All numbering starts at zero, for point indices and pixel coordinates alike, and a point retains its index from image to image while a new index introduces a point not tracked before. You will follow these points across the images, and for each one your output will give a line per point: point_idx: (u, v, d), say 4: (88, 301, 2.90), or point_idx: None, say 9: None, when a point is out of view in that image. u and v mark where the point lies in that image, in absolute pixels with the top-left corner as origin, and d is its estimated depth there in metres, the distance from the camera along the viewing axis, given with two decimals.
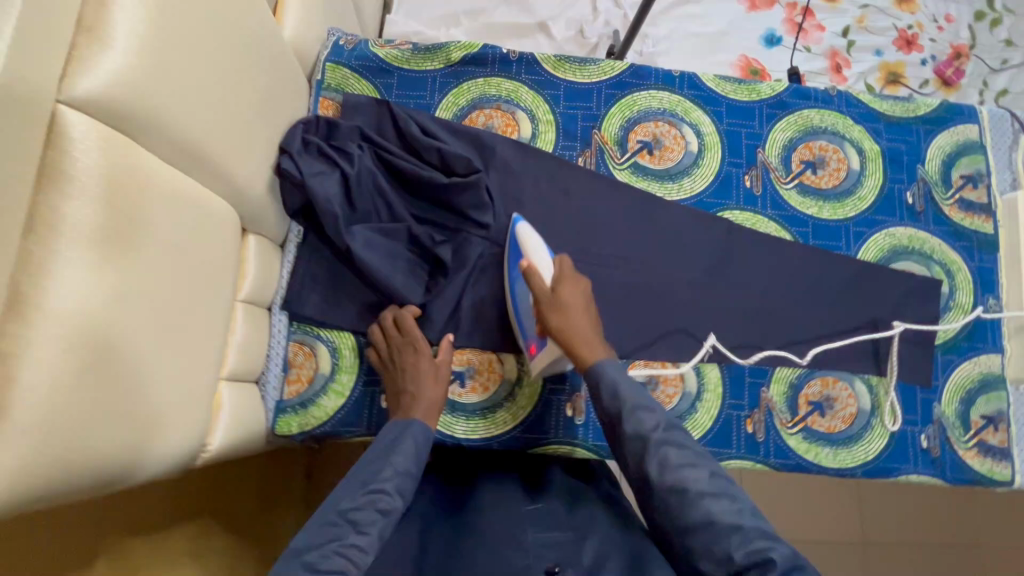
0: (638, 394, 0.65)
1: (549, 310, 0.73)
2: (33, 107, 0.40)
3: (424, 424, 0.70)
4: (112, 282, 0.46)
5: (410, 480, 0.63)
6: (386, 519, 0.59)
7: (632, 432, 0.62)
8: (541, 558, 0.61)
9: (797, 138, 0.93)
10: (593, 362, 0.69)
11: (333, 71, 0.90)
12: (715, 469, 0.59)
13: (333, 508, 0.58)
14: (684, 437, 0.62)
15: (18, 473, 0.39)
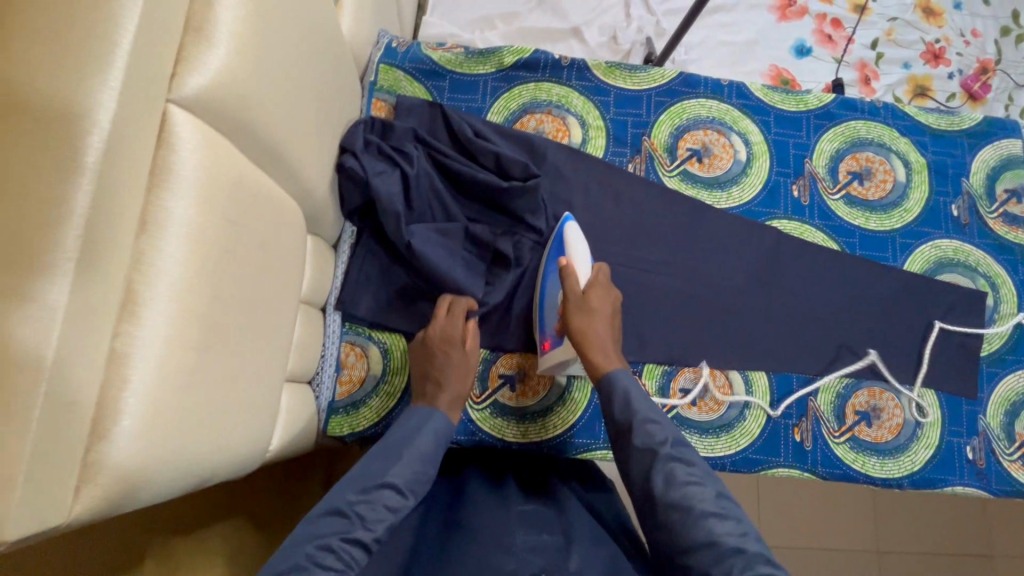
0: (647, 408, 0.65)
1: (573, 312, 0.73)
2: (150, 105, 0.41)
3: (445, 422, 0.68)
4: (208, 285, 0.46)
5: (424, 480, 0.62)
6: (394, 519, 0.57)
7: (642, 444, 0.62)
8: (528, 563, 0.54)
9: (844, 149, 0.94)
10: (605, 371, 0.70)
11: (385, 72, 0.91)
12: (721, 490, 0.58)
13: (345, 496, 0.57)
14: (691, 455, 0.61)
15: (129, 474, 0.39)
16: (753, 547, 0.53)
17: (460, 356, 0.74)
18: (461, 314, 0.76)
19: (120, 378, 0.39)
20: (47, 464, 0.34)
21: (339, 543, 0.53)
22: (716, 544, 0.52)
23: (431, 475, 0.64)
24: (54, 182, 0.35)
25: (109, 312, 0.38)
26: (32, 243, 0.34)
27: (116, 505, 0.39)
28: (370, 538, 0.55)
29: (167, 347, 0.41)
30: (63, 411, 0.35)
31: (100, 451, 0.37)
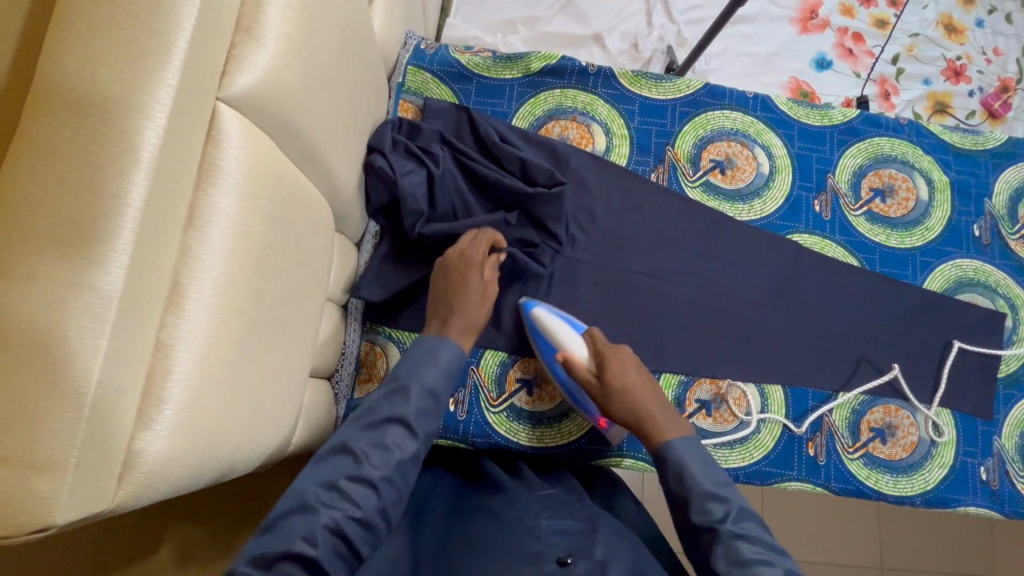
0: (708, 481, 0.63)
1: (607, 401, 0.73)
2: (202, 103, 0.42)
3: (449, 357, 0.67)
4: (249, 280, 0.47)
5: (431, 415, 0.62)
6: (401, 456, 0.58)
7: (701, 521, 0.60)
8: (552, 547, 0.56)
9: (866, 165, 0.94)
10: (662, 441, 0.68)
11: (413, 74, 0.92)
12: (789, 567, 0.56)
13: (352, 436, 0.58)
14: (757, 531, 0.59)
15: (169, 464, 0.39)
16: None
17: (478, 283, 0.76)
18: (485, 242, 0.78)
19: (165, 369, 0.39)
20: (96, 451, 0.35)
21: (345, 481, 0.54)
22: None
23: (438, 413, 0.64)
24: (113, 176, 0.35)
25: (156, 303, 0.39)
26: (92, 235, 0.34)
27: (155, 494, 0.40)
28: (377, 476, 0.55)
29: (208, 340, 0.42)
30: (114, 400, 0.36)
31: (142, 441, 0.38)
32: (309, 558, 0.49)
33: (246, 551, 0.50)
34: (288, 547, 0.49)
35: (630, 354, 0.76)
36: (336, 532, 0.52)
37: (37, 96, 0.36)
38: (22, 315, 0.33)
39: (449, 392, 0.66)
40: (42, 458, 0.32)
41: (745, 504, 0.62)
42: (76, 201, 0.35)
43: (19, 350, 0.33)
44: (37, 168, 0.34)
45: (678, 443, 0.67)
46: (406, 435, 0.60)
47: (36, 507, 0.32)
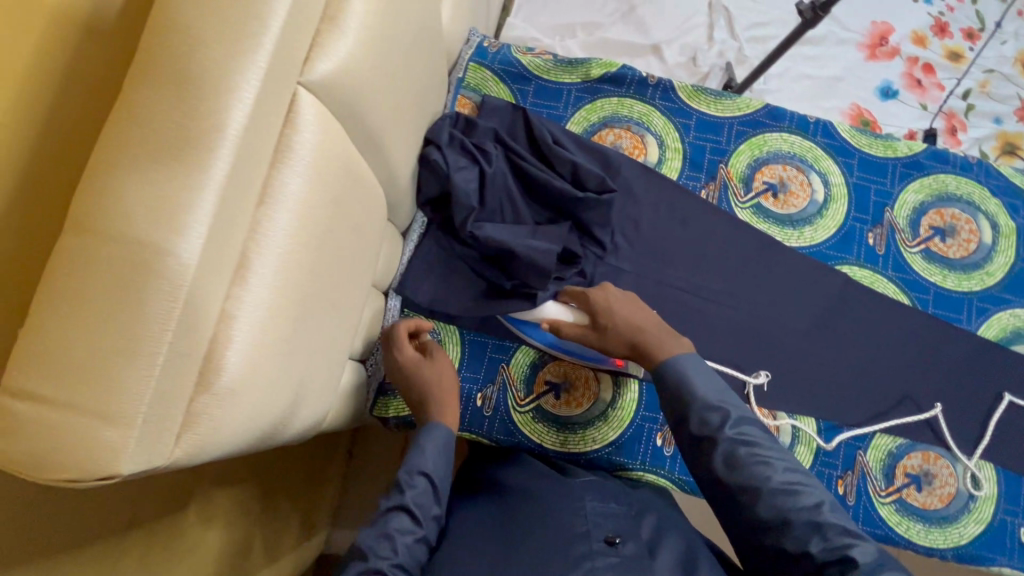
0: (706, 393, 0.61)
1: (603, 342, 0.74)
2: (285, 87, 0.44)
3: (437, 438, 0.68)
4: (308, 259, 0.48)
5: (429, 495, 0.63)
6: (408, 542, 0.58)
7: (699, 432, 0.60)
8: (599, 527, 0.61)
9: (928, 203, 0.91)
10: (660, 361, 0.67)
11: (474, 71, 0.94)
12: (788, 462, 0.56)
13: (358, 537, 0.58)
14: (755, 433, 0.58)
15: (222, 427, 0.42)
16: (830, 515, 0.52)
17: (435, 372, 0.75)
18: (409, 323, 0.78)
19: (227, 336, 0.41)
20: (162, 408, 0.37)
21: None
22: (789, 522, 0.52)
23: (437, 491, 0.64)
24: (202, 150, 0.38)
25: (226, 274, 0.41)
26: (178, 204, 0.36)
27: (206, 454, 0.42)
28: (387, 565, 0.54)
29: (268, 313, 0.44)
30: (182, 362, 0.38)
31: (202, 403, 0.40)
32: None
33: None
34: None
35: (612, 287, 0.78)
36: None
37: (142, 69, 0.38)
38: (110, 274, 0.35)
39: (447, 474, 0.67)
40: (115, 408, 0.34)
41: (742, 407, 0.61)
42: (167, 171, 0.37)
43: (106, 304, 0.35)
44: (136, 139, 0.37)
45: (674, 362, 0.66)
46: (408, 521, 0.59)
47: (104, 455, 0.34)
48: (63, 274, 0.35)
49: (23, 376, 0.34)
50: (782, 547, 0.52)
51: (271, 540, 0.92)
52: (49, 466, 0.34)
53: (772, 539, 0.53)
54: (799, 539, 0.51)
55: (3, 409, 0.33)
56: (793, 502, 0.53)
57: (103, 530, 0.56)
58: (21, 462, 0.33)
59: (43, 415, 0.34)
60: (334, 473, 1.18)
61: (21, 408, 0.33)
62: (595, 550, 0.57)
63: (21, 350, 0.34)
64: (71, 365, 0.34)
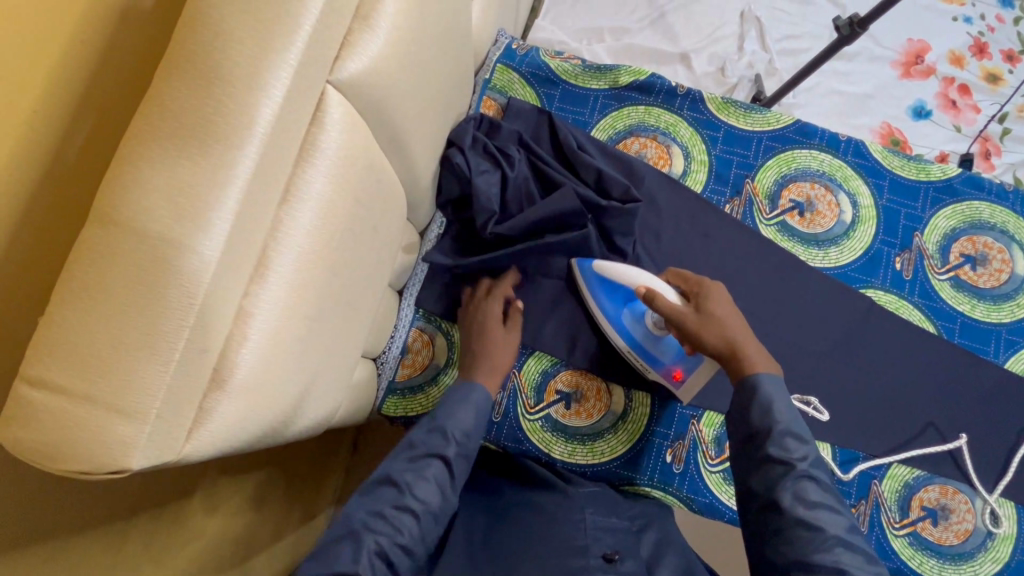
0: (793, 419, 0.61)
1: (701, 330, 0.68)
2: (314, 86, 0.43)
3: (479, 399, 0.68)
4: (326, 258, 0.48)
5: (467, 451, 0.64)
6: (441, 490, 0.60)
7: (776, 454, 0.59)
8: (598, 542, 0.60)
9: (960, 229, 0.88)
10: (749, 374, 0.64)
11: (501, 73, 0.93)
12: (853, 522, 0.55)
13: (392, 468, 0.61)
14: (828, 481, 0.58)
15: (234, 425, 0.42)
16: None
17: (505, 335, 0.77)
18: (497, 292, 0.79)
19: (242, 335, 0.41)
20: (175, 404, 0.37)
21: (387, 508, 0.57)
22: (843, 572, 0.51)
23: (472, 451, 0.65)
24: (227, 147, 0.37)
25: (245, 272, 0.41)
26: (202, 201, 0.36)
27: (218, 450, 0.42)
28: (418, 506, 0.58)
29: (283, 313, 0.44)
30: (197, 358, 0.38)
31: (215, 401, 0.40)
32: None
33: None
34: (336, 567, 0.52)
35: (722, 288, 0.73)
36: (383, 557, 0.54)
37: (173, 63, 0.38)
38: (129, 268, 0.35)
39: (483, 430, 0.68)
40: (129, 404, 0.35)
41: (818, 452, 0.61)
42: (191, 166, 0.37)
43: (124, 298, 0.35)
44: (163, 132, 0.37)
45: (768, 378, 0.64)
46: (443, 471, 0.62)
47: (117, 449, 0.34)
48: (83, 265, 0.35)
49: (40, 366, 0.34)
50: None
51: (274, 532, 0.92)
52: (64, 457, 0.34)
53: None
54: None
55: (19, 396, 0.34)
56: (852, 556, 0.52)
57: (111, 516, 0.56)
58: (38, 450, 0.34)
59: (58, 405, 0.34)
60: (337, 465, 1.18)
61: (36, 397, 0.34)
62: (593, 565, 0.56)
63: (40, 339, 0.34)
64: (88, 357, 0.34)
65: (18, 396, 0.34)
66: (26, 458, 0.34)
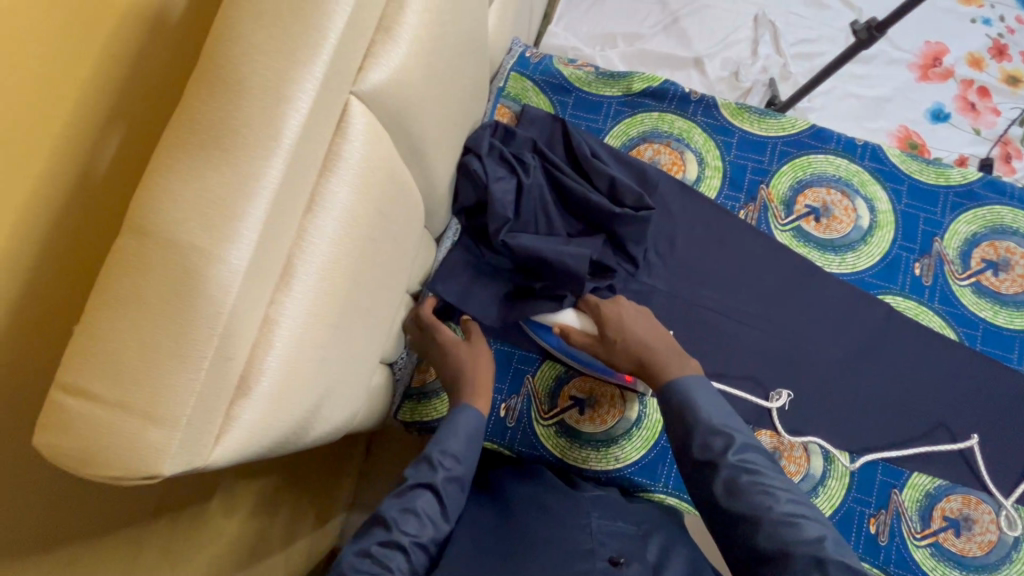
0: (709, 415, 0.61)
1: (612, 355, 0.74)
2: (338, 97, 0.44)
3: (470, 426, 0.68)
4: (347, 266, 0.49)
5: (458, 478, 0.64)
6: (431, 524, 0.60)
7: (701, 456, 0.59)
8: (605, 546, 0.60)
9: (981, 234, 0.87)
10: (662, 386, 0.67)
11: (515, 80, 0.94)
12: (792, 494, 0.54)
13: (382, 505, 0.60)
14: (759, 462, 0.57)
15: (258, 430, 0.43)
16: (833, 552, 0.49)
17: (471, 350, 0.76)
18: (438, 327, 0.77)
19: (268, 342, 0.42)
20: (204, 410, 0.38)
21: (376, 545, 0.56)
22: (788, 555, 0.49)
23: (464, 479, 0.65)
24: (256, 158, 0.38)
25: (272, 279, 0.42)
26: (231, 212, 0.38)
27: (241, 455, 0.43)
28: (407, 541, 0.57)
29: (306, 320, 0.45)
30: (224, 365, 0.39)
31: (240, 408, 0.41)
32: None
33: None
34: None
35: (626, 303, 0.77)
36: None
37: (204, 77, 0.39)
38: (159, 279, 0.36)
39: (475, 458, 0.68)
40: (160, 411, 0.36)
41: (748, 435, 0.60)
42: (221, 178, 0.38)
43: (154, 307, 0.36)
44: (194, 143, 0.38)
45: (679, 382, 0.66)
46: (434, 503, 0.61)
47: (148, 454, 0.35)
48: (116, 275, 0.36)
49: (74, 373, 0.35)
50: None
51: (288, 536, 0.93)
52: (96, 462, 0.35)
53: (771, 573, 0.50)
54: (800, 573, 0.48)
55: (54, 403, 0.35)
56: (795, 533, 0.50)
57: (131, 517, 0.57)
58: (72, 456, 0.35)
59: (91, 411, 0.35)
60: (351, 470, 1.19)
61: (71, 403, 0.35)
62: (598, 569, 0.56)
63: (75, 346, 0.35)
64: (121, 365, 0.35)
65: (55, 402, 0.35)
66: (58, 462, 0.35)
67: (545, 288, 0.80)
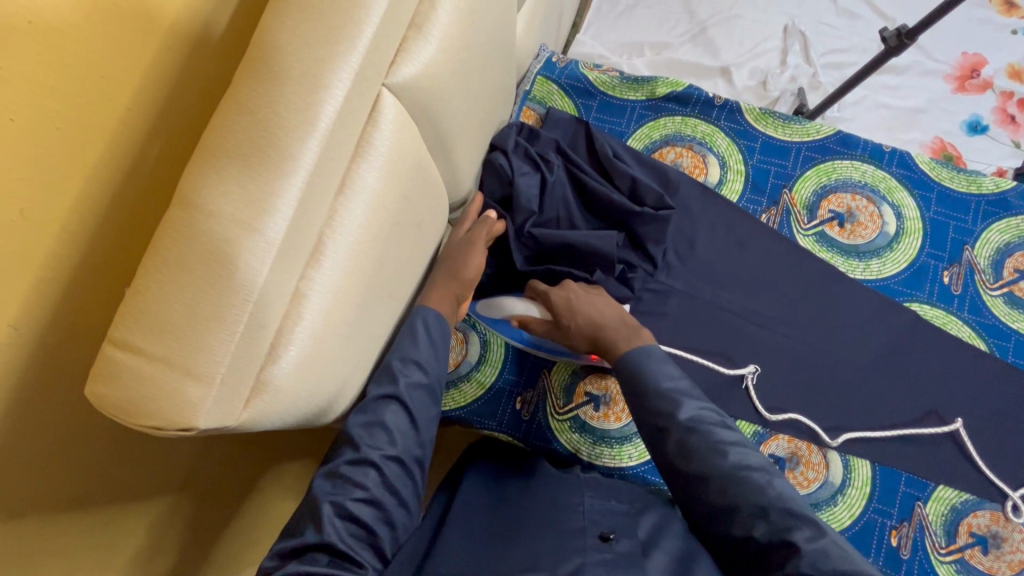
0: (659, 383, 0.63)
1: (569, 339, 0.75)
2: (371, 88, 0.48)
3: (433, 330, 0.67)
4: (373, 250, 0.52)
5: (424, 387, 0.63)
6: (401, 434, 0.60)
7: (654, 424, 0.61)
8: (595, 523, 0.61)
9: (1015, 244, 0.85)
10: (618, 359, 0.68)
11: (541, 84, 0.97)
12: (739, 445, 0.57)
13: (349, 424, 0.60)
14: (708, 418, 0.59)
15: (288, 395, 0.45)
16: (775, 498, 0.52)
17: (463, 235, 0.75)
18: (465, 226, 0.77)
19: (298, 314, 0.45)
20: (237, 370, 0.41)
21: (347, 467, 0.57)
22: (736, 507, 0.53)
23: (432, 384, 0.64)
24: (294, 140, 0.42)
25: (304, 255, 0.45)
26: (271, 188, 0.41)
27: (269, 421, 0.45)
28: (377, 456, 0.57)
29: (334, 295, 0.48)
30: (257, 331, 0.42)
31: (269, 374, 0.44)
32: (325, 544, 0.51)
33: (272, 548, 0.53)
34: (304, 540, 0.52)
35: (573, 284, 0.77)
36: (352, 515, 0.54)
37: (251, 65, 0.42)
38: (203, 245, 0.39)
39: (439, 363, 0.67)
40: (200, 367, 0.39)
41: (697, 393, 0.62)
42: (263, 157, 0.41)
43: (198, 273, 0.39)
44: (240, 125, 0.41)
45: (628, 355, 0.67)
46: (402, 414, 0.61)
47: (187, 408, 0.38)
48: (163, 242, 0.39)
49: (124, 330, 0.38)
50: (731, 533, 0.53)
51: None
52: (139, 413, 0.38)
53: (722, 525, 0.54)
54: (746, 523, 0.52)
55: (106, 356, 0.38)
56: (741, 484, 0.53)
57: (166, 484, 0.61)
58: (118, 406, 0.38)
59: (139, 366, 0.38)
60: None
61: (121, 357, 0.38)
62: (588, 545, 0.57)
63: (128, 306, 0.38)
64: (166, 324, 0.38)
65: (105, 356, 0.38)
66: (105, 412, 0.38)
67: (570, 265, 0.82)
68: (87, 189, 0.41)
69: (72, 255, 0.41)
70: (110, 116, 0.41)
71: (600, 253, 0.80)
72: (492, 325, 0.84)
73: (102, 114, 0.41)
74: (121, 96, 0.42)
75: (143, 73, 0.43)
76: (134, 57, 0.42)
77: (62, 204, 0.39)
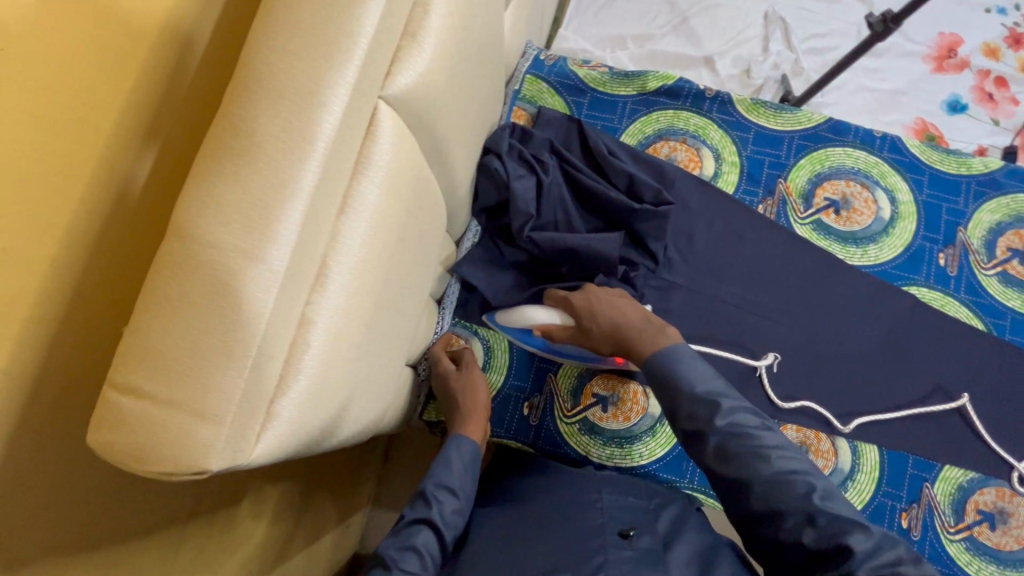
0: (696, 384, 0.60)
1: (596, 342, 0.73)
2: (368, 101, 0.46)
3: (466, 454, 0.68)
4: (377, 267, 0.50)
5: (459, 515, 0.62)
6: (431, 562, 0.56)
7: (690, 427, 0.59)
8: (614, 520, 0.60)
9: (1005, 223, 0.86)
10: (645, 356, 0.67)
11: (531, 83, 0.95)
12: (784, 449, 0.55)
13: (382, 547, 0.57)
14: (749, 422, 0.57)
15: (300, 425, 0.43)
16: (821, 505, 0.51)
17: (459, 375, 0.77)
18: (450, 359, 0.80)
19: (306, 341, 0.43)
20: (247, 405, 0.39)
21: None
22: (780, 513, 0.53)
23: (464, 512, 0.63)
24: (294, 160, 0.40)
25: (308, 280, 0.43)
26: (272, 212, 0.39)
27: (280, 454, 0.43)
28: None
29: (341, 318, 0.46)
30: (266, 362, 0.40)
31: (279, 406, 0.42)
32: None
33: None
34: None
35: (593, 287, 0.76)
36: None
37: (241, 83, 0.40)
38: (205, 278, 0.37)
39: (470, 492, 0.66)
40: (209, 409, 0.37)
41: (736, 394, 0.60)
42: (261, 181, 0.39)
43: (202, 309, 0.37)
44: (235, 148, 0.39)
45: (655, 354, 0.65)
46: (434, 538, 0.59)
47: (199, 450, 0.36)
48: (162, 277, 0.37)
49: (127, 372, 0.36)
50: (776, 536, 0.53)
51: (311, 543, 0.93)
52: (148, 458, 0.36)
53: (766, 529, 0.54)
54: (793, 530, 0.52)
55: (108, 402, 0.36)
56: (786, 492, 0.53)
57: (169, 519, 0.58)
58: (125, 452, 0.36)
59: (145, 412, 0.36)
60: (371, 473, 1.18)
61: (125, 402, 0.36)
62: (610, 543, 0.56)
63: (128, 347, 0.36)
64: (171, 363, 0.36)
65: (107, 401, 0.36)
66: (110, 459, 0.36)
67: (574, 270, 0.82)
68: (74, 225, 0.39)
69: (63, 293, 0.39)
70: (95, 144, 0.39)
71: (607, 251, 0.79)
72: (510, 334, 0.82)
73: (86, 143, 0.38)
74: (104, 123, 0.39)
75: (126, 97, 0.41)
76: (115, 81, 0.39)
77: (49, 241, 0.37)
